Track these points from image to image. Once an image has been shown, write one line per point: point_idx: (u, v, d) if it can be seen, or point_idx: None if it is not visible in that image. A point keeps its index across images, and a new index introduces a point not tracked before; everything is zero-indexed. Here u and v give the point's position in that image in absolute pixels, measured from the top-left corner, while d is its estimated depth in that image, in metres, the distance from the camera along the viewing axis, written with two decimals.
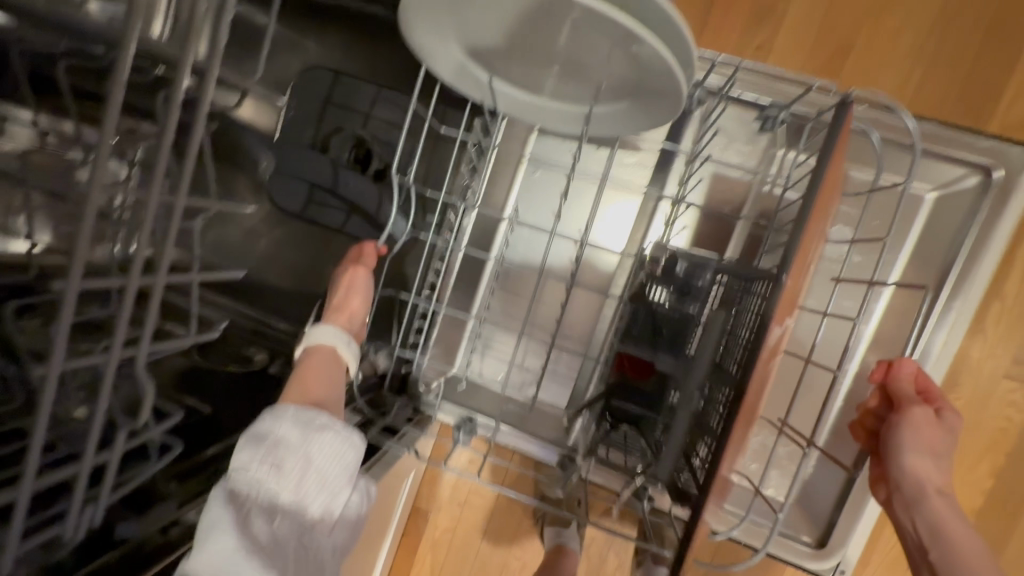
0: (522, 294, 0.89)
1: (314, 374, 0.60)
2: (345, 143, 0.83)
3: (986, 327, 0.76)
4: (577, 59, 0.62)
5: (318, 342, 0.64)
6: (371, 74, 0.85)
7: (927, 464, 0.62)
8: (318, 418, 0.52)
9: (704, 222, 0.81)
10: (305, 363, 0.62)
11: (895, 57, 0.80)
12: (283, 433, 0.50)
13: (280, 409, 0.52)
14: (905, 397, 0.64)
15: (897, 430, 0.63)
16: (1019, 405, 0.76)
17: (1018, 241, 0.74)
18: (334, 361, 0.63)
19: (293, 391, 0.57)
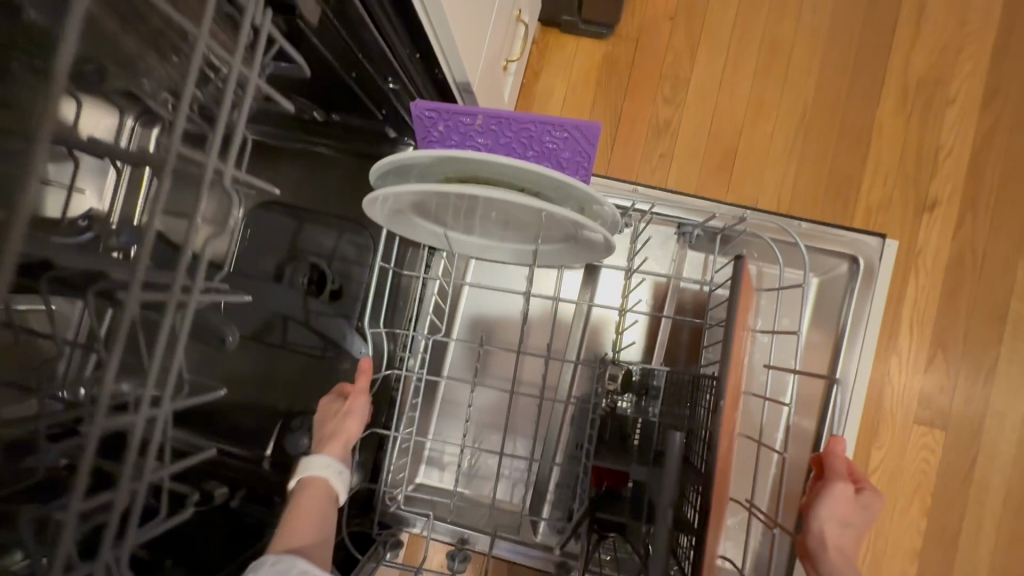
0: (478, 405, 0.84)
1: (305, 518, 0.53)
2: (301, 267, 0.85)
3: (889, 382, 0.96)
4: (511, 219, 0.59)
5: (314, 475, 0.57)
6: (321, 205, 0.87)
7: (834, 529, 0.55)
8: (294, 566, 0.46)
9: (654, 326, 0.80)
10: (297, 504, 0.55)
11: (771, 157, 1.02)
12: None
13: (260, 559, 0.47)
14: (833, 468, 0.59)
15: (815, 493, 0.57)
16: (932, 446, 0.95)
17: (895, 312, 0.97)
18: (326, 496, 0.57)
19: (278, 534, 0.52)
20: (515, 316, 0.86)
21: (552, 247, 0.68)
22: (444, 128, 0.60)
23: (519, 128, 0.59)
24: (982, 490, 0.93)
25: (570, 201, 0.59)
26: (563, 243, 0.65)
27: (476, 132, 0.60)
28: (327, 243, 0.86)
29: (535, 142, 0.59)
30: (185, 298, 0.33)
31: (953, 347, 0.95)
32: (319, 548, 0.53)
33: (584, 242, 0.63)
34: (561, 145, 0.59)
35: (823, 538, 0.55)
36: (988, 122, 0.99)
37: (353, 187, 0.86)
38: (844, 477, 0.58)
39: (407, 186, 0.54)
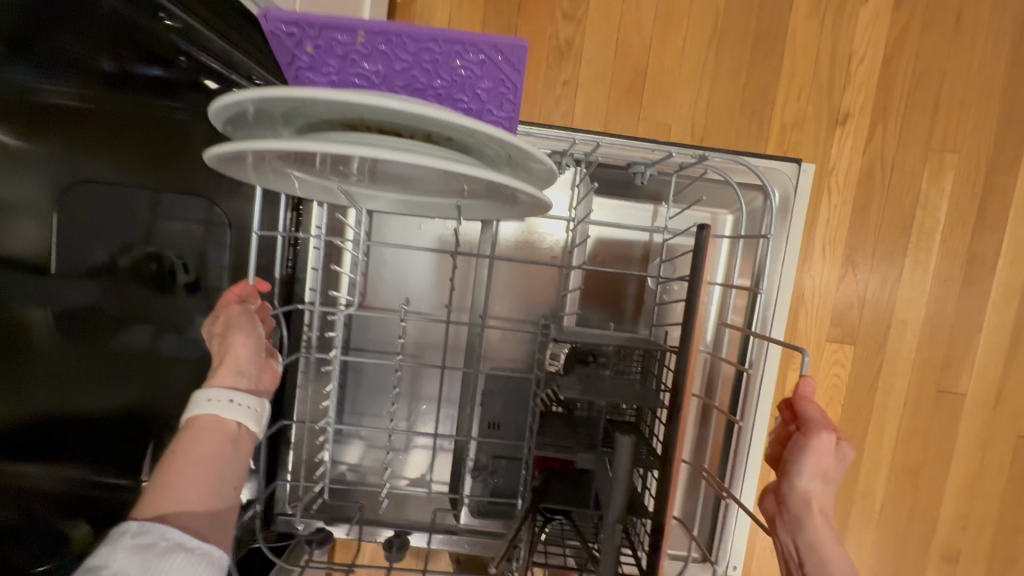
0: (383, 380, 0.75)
1: (188, 466, 0.44)
2: (135, 261, 0.71)
3: (805, 303, 0.96)
4: (426, 177, 0.48)
5: (200, 417, 0.47)
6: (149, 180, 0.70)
7: (818, 486, 0.48)
8: (165, 537, 0.41)
9: (595, 283, 0.75)
10: (179, 447, 0.45)
11: (683, 74, 0.92)
12: (117, 566, 0.39)
13: (119, 531, 0.41)
14: (814, 419, 0.49)
15: (794, 447, 0.49)
16: (843, 360, 0.97)
17: (807, 234, 0.95)
18: (218, 436, 0.46)
19: (152, 490, 0.43)
20: (424, 276, 0.75)
21: (473, 201, 0.57)
22: (315, 49, 0.49)
23: (417, 48, 0.48)
24: (885, 396, 0.98)
25: (500, 154, 0.50)
26: (485, 200, 0.56)
27: (358, 55, 0.49)
28: (173, 228, 0.74)
29: (441, 68, 0.49)
30: None
31: (861, 264, 0.96)
32: (208, 512, 0.44)
33: (516, 202, 0.54)
34: (476, 71, 0.49)
35: (808, 498, 0.48)
36: (899, 21, 0.93)
37: None
38: (830, 427, 0.48)
39: (276, 142, 0.40)
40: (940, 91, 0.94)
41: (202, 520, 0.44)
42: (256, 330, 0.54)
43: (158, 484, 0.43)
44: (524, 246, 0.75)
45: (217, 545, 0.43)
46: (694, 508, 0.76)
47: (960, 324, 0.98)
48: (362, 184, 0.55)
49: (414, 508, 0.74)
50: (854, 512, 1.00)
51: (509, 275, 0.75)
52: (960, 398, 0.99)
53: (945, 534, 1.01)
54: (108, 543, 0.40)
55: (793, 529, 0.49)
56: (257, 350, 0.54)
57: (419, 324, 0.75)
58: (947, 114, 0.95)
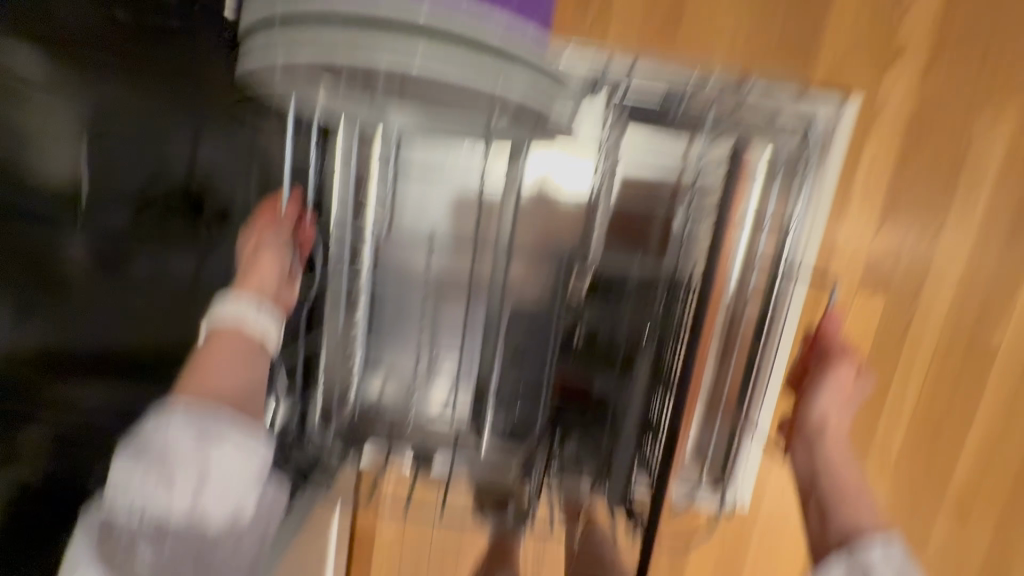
0: (406, 307, 0.77)
1: (220, 359, 0.57)
2: (167, 192, 0.69)
3: (837, 253, 0.93)
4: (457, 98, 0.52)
5: (224, 320, 0.60)
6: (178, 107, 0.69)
7: (836, 407, 0.60)
8: (214, 422, 0.52)
9: (623, 217, 0.72)
10: (211, 344, 0.58)
11: (723, 5, 0.86)
12: (173, 442, 0.50)
13: (170, 414, 0.51)
14: (841, 349, 0.62)
15: (819, 371, 0.62)
16: (871, 313, 0.95)
17: (846, 180, 0.90)
18: (241, 335, 0.59)
19: (192, 375, 0.55)
20: (449, 207, 0.73)
21: (503, 125, 0.57)
22: None
23: None
24: (912, 350, 0.96)
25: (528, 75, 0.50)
26: (516, 122, 0.55)
27: None
28: (207, 158, 0.71)
29: None
30: None
31: (900, 214, 0.92)
32: (243, 395, 0.57)
33: (541, 123, 0.55)
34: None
35: (825, 419, 0.60)
36: None
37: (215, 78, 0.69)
38: (849, 357, 0.62)
39: (316, 52, 0.45)
40: (1006, 24, 0.87)
41: (240, 397, 0.56)
42: (283, 254, 0.64)
43: (196, 370, 0.55)
44: (547, 179, 0.73)
45: (261, 435, 0.55)
46: (709, 441, 0.74)
47: (1000, 278, 0.94)
48: (388, 97, 0.55)
49: (433, 434, 0.76)
50: (869, 464, 1.00)
51: (534, 207, 0.73)
52: (992, 354, 0.97)
53: (961, 487, 1.01)
54: (159, 424, 0.51)
55: (812, 452, 0.59)
56: (281, 268, 0.65)
57: (440, 252, 0.75)
58: (1011, 49, 0.87)
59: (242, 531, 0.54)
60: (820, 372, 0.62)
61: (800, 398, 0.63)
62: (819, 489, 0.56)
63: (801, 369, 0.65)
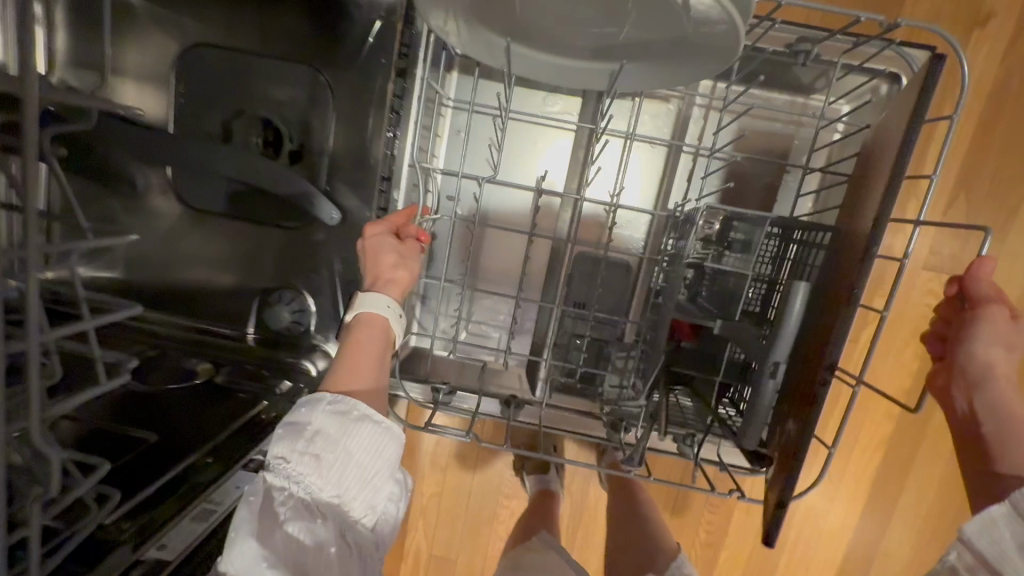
0: (471, 249, 0.80)
1: (366, 356, 0.56)
2: (251, 126, 0.74)
3: (906, 225, 0.90)
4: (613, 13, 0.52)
5: (372, 312, 0.58)
6: (265, 47, 0.73)
7: (1000, 353, 0.57)
8: (355, 409, 0.52)
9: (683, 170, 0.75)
10: (356, 340, 0.57)
11: None
12: (320, 425, 0.51)
13: (315, 398, 0.52)
14: (984, 297, 0.57)
15: (968, 321, 0.58)
16: (938, 292, 0.92)
17: (922, 150, 0.87)
18: (383, 338, 0.57)
19: (341, 371, 0.55)
20: (521, 153, 0.77)
21: (635, 70, 0.61)
22: None
23: None
24: None
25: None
26: (643, 66, 0.60)
27: None
28: (282, 97, 0.74)
29: None
30: None
31: (978, 188, 0.88)
32: (376, 392, 0.57)
33: (692, 42, 0.53)
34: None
35: (989, 365, 0.57)
36: None
37: (297, 21, 0.72)
38: (1000, 298, 0.57)
39: None
40: None
41: (376, 395, 0.56)
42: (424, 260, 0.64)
43: (347, 366, 0.55)
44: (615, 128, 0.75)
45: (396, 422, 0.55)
46: None
47: None
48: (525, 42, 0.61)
49: (492, 376, 0.79)
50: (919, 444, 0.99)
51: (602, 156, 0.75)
52: None
53: None
54: (309, 406, 0.52)
55: (970, 391, 0.58)
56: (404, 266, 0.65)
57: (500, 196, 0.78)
58: None
59: (377, 524, 0.53)
60: (967, 319, 0.58)
61: (951, 344, 0.60)
62: (984, 429, 0.58)
63: (946, 314, 0.62)
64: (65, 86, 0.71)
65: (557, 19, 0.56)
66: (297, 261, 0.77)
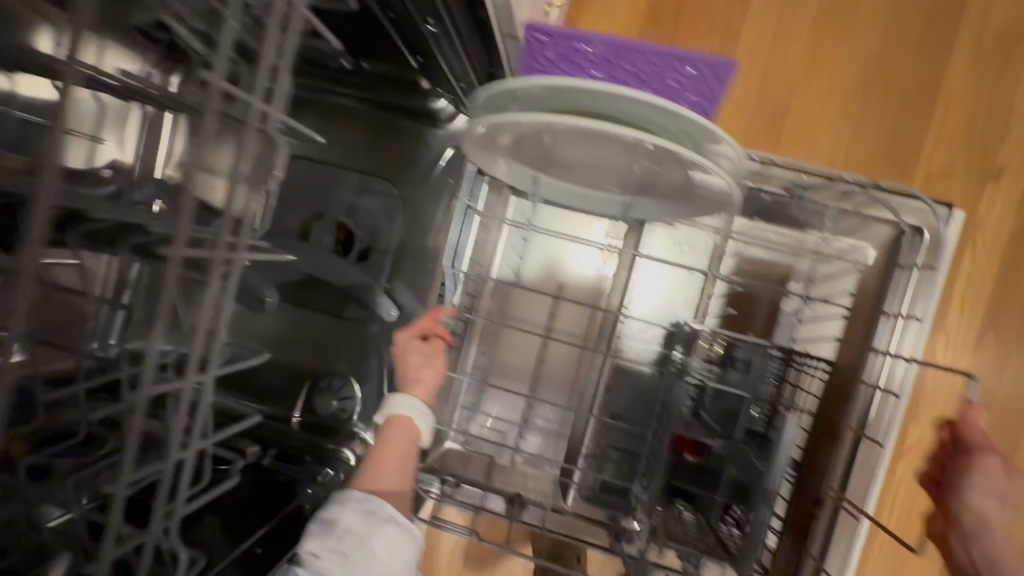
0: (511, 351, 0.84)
1: (392, 459, 0.56)
2: (328, 227, 0.83)
3: (938, 357, 0.91)
4: (626, 167, 0.57)
5: (397, 412, 0.59)
6: (350, 161, 0.83)
7: (992, 504, 0.56)
8: (382, 510, 0.52)
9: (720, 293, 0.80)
10: (381, 441, 0.58)
11: (826, 119, 0.94)
12: (348, 522, 0.51)
13: (346, 495, 0.53)
14: (979, 444, 0.56)
15: (960, 466, 0.57)
16: (975, 426, 0.92)
17: (950, 287, 0.91)
18: (412, 435, 0.59)
19: (366, 473, 0.55)
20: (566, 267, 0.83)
21: (648, 202, 0.68)
22: (553, 54, 0.54)
23: (642, 61, 0.50)
24: None
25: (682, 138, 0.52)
26: (659, 202, 0.67)
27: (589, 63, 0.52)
28: (358, 203, 0.83)
29: (655, 78, 0.52)
30: None
31: (1007, 324, 0.91)
32: (399, 495, 0.56)
33: (695, 197, 0.60)
34: (687, 82, 0.51)
35: (983, 516, 0.56)
36: None
37: (379, 142, 0.83)
38: (994, 449, 0.56)
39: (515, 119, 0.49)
40: None
41: (399, 498, 0.56)
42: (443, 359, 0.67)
43: (371, 467, 0.55)
44: (653, 251, 0.81)
45: (416, 524, 0.55)
46: None
47: None
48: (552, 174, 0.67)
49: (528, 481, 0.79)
50: None
51: (641, 275, 0.81)
52: None
53: None
54: (339, 503, 0.52)
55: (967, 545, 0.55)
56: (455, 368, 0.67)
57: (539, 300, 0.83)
58: None
59: None
60: (964, 467, 0.57)
61: (944, 491, 0.58)
62: None
63: (940, 458, 0.60)
64: (177, 182, 0.80)
65: (577, 168, 0.62)
66: (349, 351, 0.82)
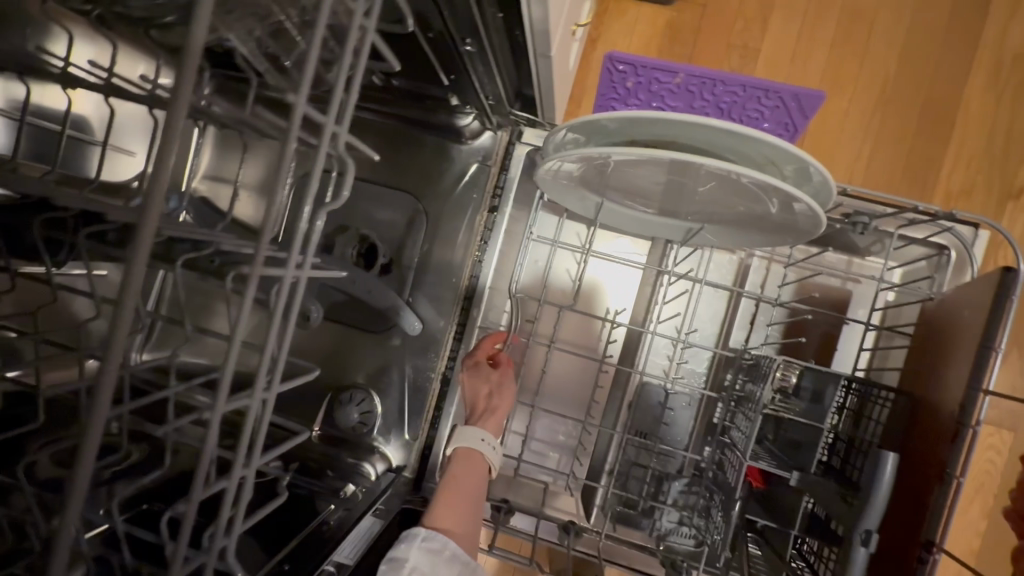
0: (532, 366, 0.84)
1: (460, 495, 0.59)
2: (351, 241, 0.83)
3: None
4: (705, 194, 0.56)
5: (465, 446, 0.63)
6: (374, 175, 0.84)
7: None
8: (447, 547, 0.54)
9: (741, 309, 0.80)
10: (450, 476, 0.61)
11: (845, 136, 0.95)
12: (415, 562, 0.52)
13: (412, 535, 0.54)
14: None
15: None
16: (998, 447, 0.91)
17: None
18: (480, 470, 0.62)
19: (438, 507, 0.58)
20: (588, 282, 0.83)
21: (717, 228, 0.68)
22: (633, 84, 0.58)
23: (723, 91, 0.55)
24: None
25: (767, 165, 0.51)
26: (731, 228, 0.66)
27: (669, 91, 0.57)
28: (382, 217, 0.84)
29: (735, 108, 0.57)
30: (292, 276, 0.29)
31: None
32: (465, 532, 0.58)
33: (777, 224, 0.59)
34: (764, 113, 0.56)
35: None
36: None
37: (403, 157, 0.84)
38: None
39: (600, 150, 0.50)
40: None
41: (464, 535, 0.57)
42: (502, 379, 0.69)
43: (442, 503, 0.58)
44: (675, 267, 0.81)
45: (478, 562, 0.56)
46: None
47: None
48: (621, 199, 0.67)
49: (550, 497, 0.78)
50: None
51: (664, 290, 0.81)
52: None
53: None
54: (405, 542, 0.53)
55: None
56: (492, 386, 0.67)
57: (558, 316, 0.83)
58: None
59: None
60: None
61: None
62: None
63: None
64: (202, 196, 0.80)
65: (650, 195, 0.62)
66: (370, 364, 0.82)
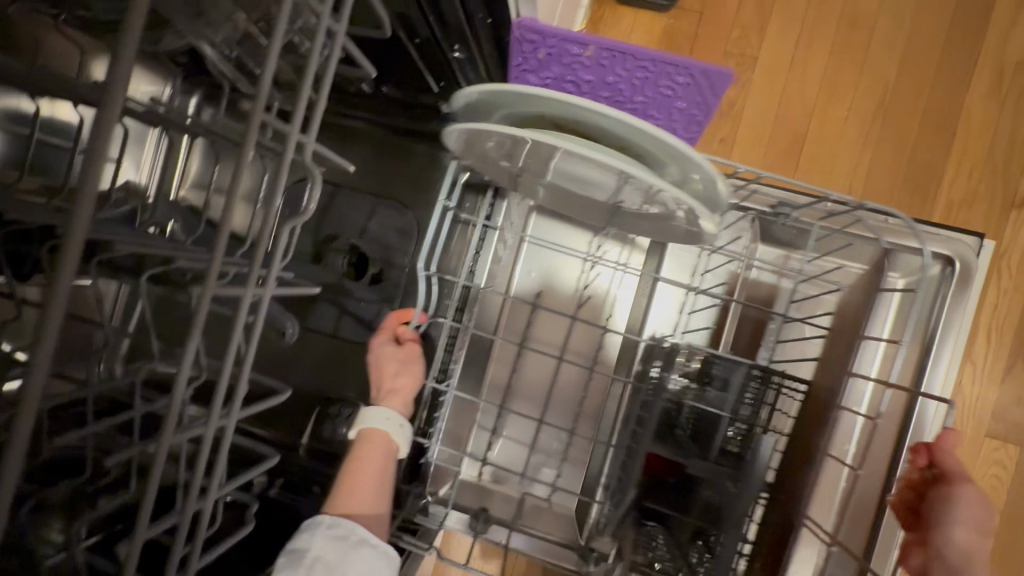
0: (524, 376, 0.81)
1: (366, 474, 0.54)
2: (341, 250, 0.82)
3: (964, 388, 0.89)
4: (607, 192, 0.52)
5: (370, 427, 0.58)
6: (364, 183, 0.83)
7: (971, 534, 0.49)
8: (354, 532, 0.50)
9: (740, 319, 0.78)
10: (356, 458, 0.56)
11: (845, 142, 0.94)
12: (319, 550, 0.48)
13: (314, 522, 0.50)
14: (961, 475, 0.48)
15: (936, 496, 0.50)
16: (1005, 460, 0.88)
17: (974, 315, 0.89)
18: (387, 451, 0.57)
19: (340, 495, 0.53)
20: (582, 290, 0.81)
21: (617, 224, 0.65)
22: (546, 56, 0.52)
23: (633, 67, 0.49)
24: None
25: (673, 169, 0.48)
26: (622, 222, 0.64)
27: (581, 65, 0.51)
28: (371, 225, 0.82)
29: (646, 86, 0.51)
30: (253, 295, 0.28)
31: None
32: (377, 519, 0.54)
33: (674, 232, 0.57)
34: (677, 91, 0.51)
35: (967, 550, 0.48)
36: None
37: (393, 165, 0.83)
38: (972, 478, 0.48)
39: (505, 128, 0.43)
40: None
41: (375, 521, 0.53)
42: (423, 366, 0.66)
43: (346, 490, 0.53)
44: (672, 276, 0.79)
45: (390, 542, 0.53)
46: None
47: None
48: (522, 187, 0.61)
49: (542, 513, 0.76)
50: None
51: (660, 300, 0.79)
52: None
53: None
54: (307, 530, 0.49)
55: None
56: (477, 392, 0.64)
57: (545, 321, 0.80)
58: None
59: None
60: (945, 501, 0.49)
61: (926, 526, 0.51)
62: None
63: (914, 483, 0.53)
64: (189, 205, 0.79)
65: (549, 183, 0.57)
66: (359, 375, 0.80)
